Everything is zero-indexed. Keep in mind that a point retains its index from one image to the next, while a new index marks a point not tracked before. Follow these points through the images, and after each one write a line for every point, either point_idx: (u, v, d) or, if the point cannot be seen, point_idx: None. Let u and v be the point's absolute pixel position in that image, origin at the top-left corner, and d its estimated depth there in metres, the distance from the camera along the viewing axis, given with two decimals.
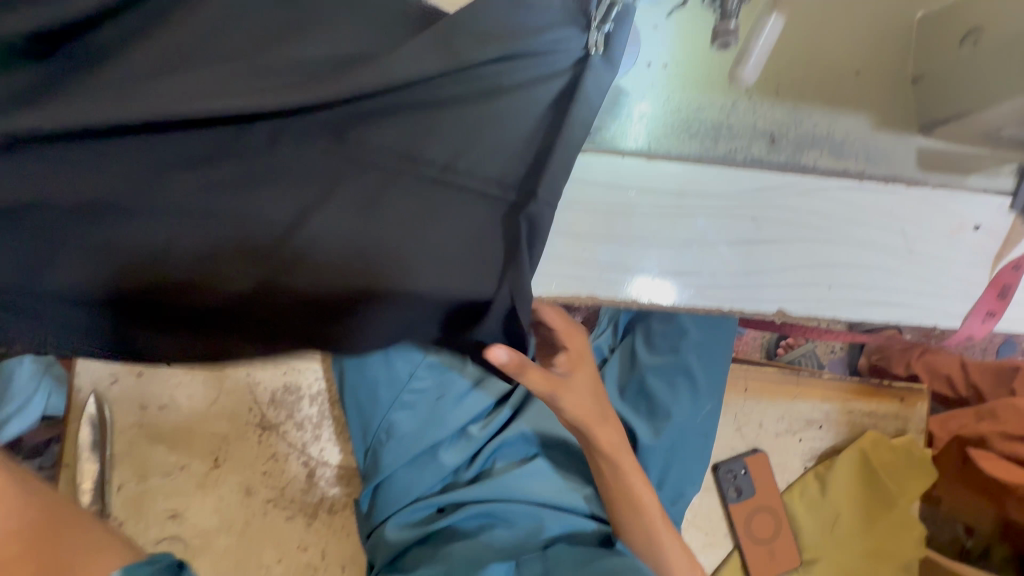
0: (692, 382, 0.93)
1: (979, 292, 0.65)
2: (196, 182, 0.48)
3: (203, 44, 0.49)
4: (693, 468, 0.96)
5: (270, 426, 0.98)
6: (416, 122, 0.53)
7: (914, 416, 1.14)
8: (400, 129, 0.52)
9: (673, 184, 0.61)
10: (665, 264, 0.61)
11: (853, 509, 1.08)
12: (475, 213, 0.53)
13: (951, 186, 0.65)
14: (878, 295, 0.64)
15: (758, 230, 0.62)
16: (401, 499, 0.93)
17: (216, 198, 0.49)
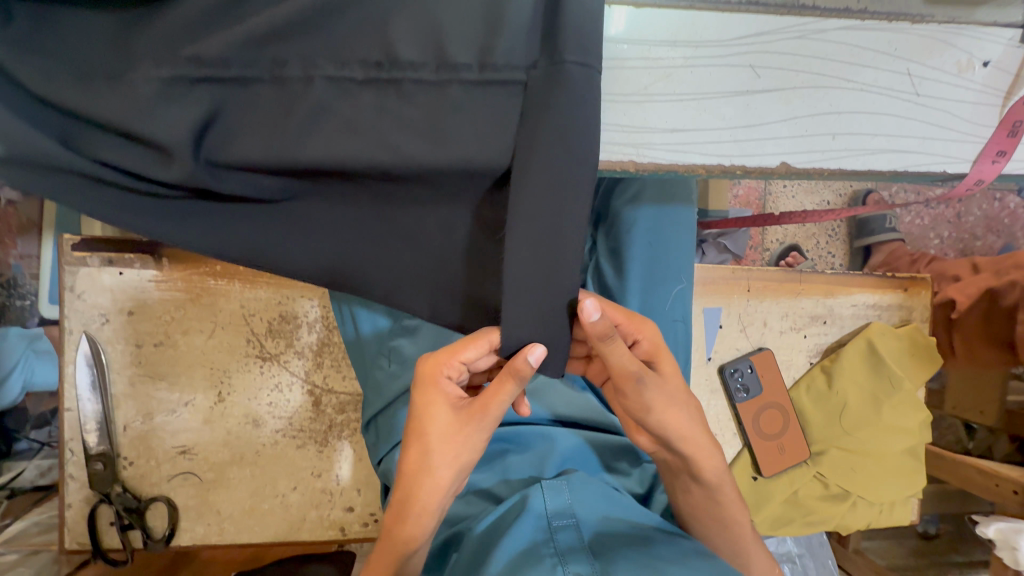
0: (654, 275, 0.94)
1: (987, 133, 0.62)
2: (230, 94, 0.52)
3: None
4: (678, 356, 0.99)
5: (270, 356, 0.96)
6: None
7: (918, 304, 1.14)
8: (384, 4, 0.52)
9: (666, 33, 0.57)
10: (665, 121, 0.58)
11: (860, 398, 1.07)
12: (503, 99, 0.54)
13: (959, 20, 0.61)
14: (885, 141, 0.61)
15: (757, 79, 0.59)
16: None
17: (256, 109, 0.53)
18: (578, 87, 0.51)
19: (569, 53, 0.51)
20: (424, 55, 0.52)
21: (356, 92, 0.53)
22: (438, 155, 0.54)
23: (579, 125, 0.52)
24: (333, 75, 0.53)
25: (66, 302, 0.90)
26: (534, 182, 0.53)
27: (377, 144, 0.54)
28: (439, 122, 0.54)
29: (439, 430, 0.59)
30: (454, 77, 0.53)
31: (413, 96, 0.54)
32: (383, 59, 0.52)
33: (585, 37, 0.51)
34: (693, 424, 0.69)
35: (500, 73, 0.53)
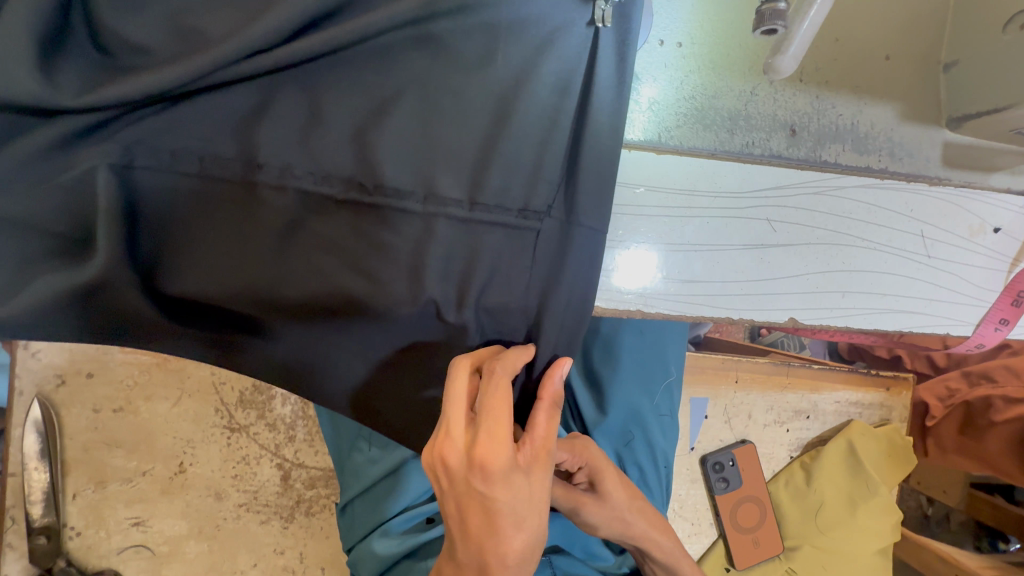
0: (645, 370, 0.86)
1: (991, 299, 0.62)
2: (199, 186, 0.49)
3: (168, 44, 0.44)
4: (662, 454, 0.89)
5: (239, 427, 0.91)
6: (411, 124, 0.50)
7: (899, 404, 1.15)
8: (396, 132, 0.49)
9: (684, 181, 0.55)
10: (676, 269, 0.56)
11: (837, 498, 1.08)
12: (498, 240, 0.52)
13: (973, 185, 0.60)
14: (892, 301, 0.60)
15: (774, 232, 0.57)
16: (383, 510, 0.85)
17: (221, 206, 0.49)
18: (584, 246, 0.52)
19: (585, 217, 0.52)
20: (412, 182, 0.50)
21: (332, 211, 0.51)
22: (418, 289, 0.52)
23: (574, 282, 0.53)
24: (310, 189, 0.50)
25: (20, 360, 0.83)
26: (528, 320, 0.54)
27: (353, 267, 0.52)
28: (421, 258, 0.52)
29: (525, 492, 0.43)
30: (439, 212, 0.51)
31: (395, 224, 0.51)
32: (365, 180, 0.50)
33: (603, 201, 0.52)
34: (642, 523, 0.76)
35: (489, 213, 0.52)
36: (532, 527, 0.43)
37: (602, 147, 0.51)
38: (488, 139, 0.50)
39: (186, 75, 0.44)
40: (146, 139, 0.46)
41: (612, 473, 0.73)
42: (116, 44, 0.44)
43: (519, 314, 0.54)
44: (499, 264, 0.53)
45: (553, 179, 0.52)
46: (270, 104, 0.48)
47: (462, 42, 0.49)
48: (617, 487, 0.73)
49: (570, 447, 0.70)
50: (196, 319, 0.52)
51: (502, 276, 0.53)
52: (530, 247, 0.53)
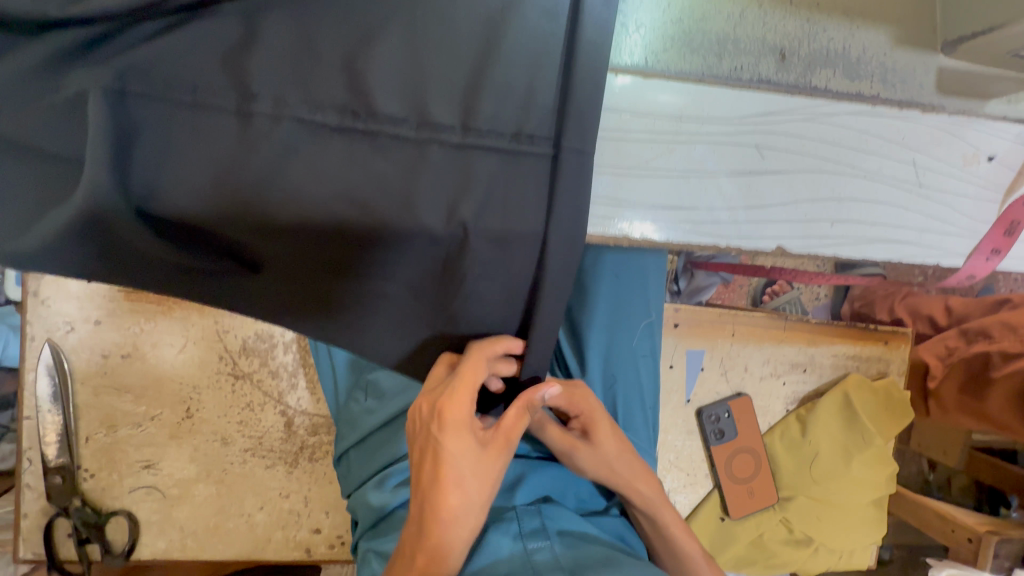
0: (623, 314, 0.89)
1: (985, 229, 0.62)
2: (192, 116, 0.47)
3: None
4: (641, 392, 0.94)
5: (243, 374, 0.94)
6: (402, 45, 0.49)
7: (896, 358, 1.15)
8: (386, 54, 0.49)
9: (673, 106, 0.55)
10: (661, 197, 0.56)
11: (831, 449, 1.09)
12: (492, 166, 0.52)
13: (968, 113, 0.60)
14: (883, 231, 0.60)
15: (762, 159, 0.57)
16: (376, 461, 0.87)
17: (213, 134, 0.48)
18: (570, 174, 0.51)
19: (568, 140, 0.50)
20: (405, 110, 0.50)
21: (328, 138, 0.49)
22: (412, 217, 0.51)
23: (563, 214, 0.51)
24: (304, 117, 0.48)
25: (31, 306, 0.86)
26: (529, 255, 0.54)
27: (345, 196, 0.51)
28: (414, 183, 0.51)
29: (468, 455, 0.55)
30: (434, 138, 0.51)
31: (389, 152, 0.50)
32: (360, 108, 0.49)
33: (586, 124, 0.50)
34: (633, 467, 0.78)
35: (482, 138, 0.51)
36: (468, 489, 0.55)
37: (587, 69, 0.49)
38: (479, 62, 0.50)
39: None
40: (132, 59, 0.45)
41: (606, 425, 0.75)
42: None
43: (515, 246, 0.53)
44: (496, 194, 0.52)
45: (548, 104, 0.51)
46: (259, 29, 0.47)
47: None
48: (609, 438, 0.75)
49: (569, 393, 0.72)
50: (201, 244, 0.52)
51: (503, 206, 0.52)
52: (535, 176, 0.52)
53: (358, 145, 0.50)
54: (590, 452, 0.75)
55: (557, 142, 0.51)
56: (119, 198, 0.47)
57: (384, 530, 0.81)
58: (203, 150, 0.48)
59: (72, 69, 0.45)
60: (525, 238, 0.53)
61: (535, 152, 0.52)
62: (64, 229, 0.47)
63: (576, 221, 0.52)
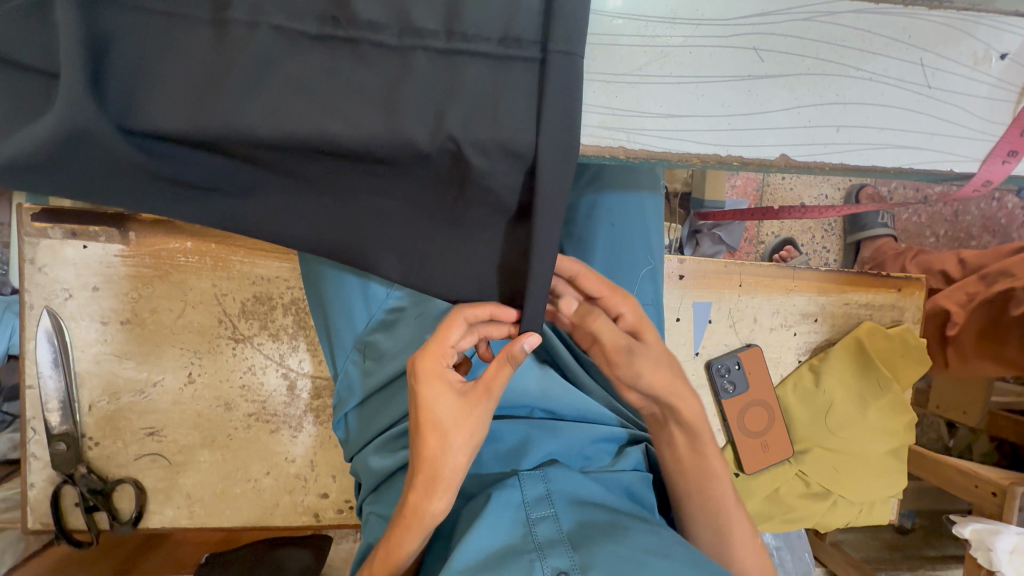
0: (624, 261, 0.86)
1: (999, 131, 0.59)
2: (169, 30, 0.47)
3: None
4: None
5: (243, 337, 0.92)
6: None
7: (911, 305, 1.12)
8: None
9: (665, 9, 0.53)
10: (659, 105, 0.54)
11: (846, 397, 1.06)
12: (479, 74, 0.49)
13: (978, 8, 0.57)
14: (891, 136, 0.58)
15: (760, 62, 0.54)
16: (376, 425, 0.85)
17: (190, 47, 0.47)
18: (559, 76, 0.49)
19: (555, 42, 0.48)
20: (386, 14, 0.47)
21: (307, 48, 0.48)
22: (400, 130, 0.49)
23: (554, 120, 0.49)
24: (282, 25, 0.47)
25: (28, 275, 0.86)
26: (520, 169, 0.52)
27: (326, 109, 0.49)
28: (399, 93, 0.49)
29: (448, 402, 0.64)
30: (417, 44, 0.48)
31: (371, 61, 0.48)
32: (339, 13, 0.47)
33: (574, 23, 0.48)
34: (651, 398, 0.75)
35: (469, 44, 0.48)
36: (445, 432, 0.63)
37: None
38: None
39: None
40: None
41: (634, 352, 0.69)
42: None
43: (509, 158, 0.51)
44: (486, 103, 0.50)
45: (534, 5, 0.49)
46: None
47: None
48: (638, 367, 0.70)
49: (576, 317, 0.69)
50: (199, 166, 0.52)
51: (491, 115, 0.50)
52: (525, 84, 0.50)
53: (337, 57, 0.48)
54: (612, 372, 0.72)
55: (545, 45, 0.49)
56: (95, 109, 0.46)
57: (387, 493, 0.80)
58: (180, 65, 0.47)
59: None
60: (519, 149, 0.51)
61: (523, 58, 0.49)
62: (42, 142, 0.47)
63: (567, 126, 0.50)
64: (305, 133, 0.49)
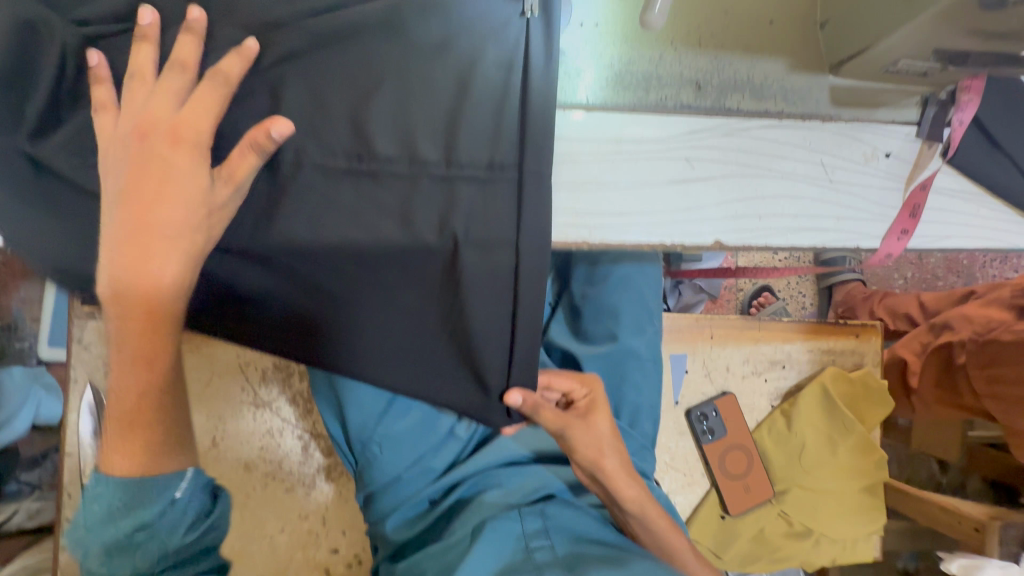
0: (630, 316, 0.97)
1: (894, 213, 0.72)
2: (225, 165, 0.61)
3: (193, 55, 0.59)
4: (646, 388, 0.98)
5: (263, 402, 1.02)
6: (391, 101, 0.62)
7: (870, 349, 1.22)
8: (378, 108, 0.62)
9: (613, 132, 0.67)
10: (614, 206, 0.67)
11: (818, 439, 1.14)
12: (466, 190, 0.63)
13: (862, 119, 0.72)
14: (806, 221, 0.71)
15: (692, 169, 0.69)
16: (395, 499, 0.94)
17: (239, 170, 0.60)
18: (531, 191, 0.62)
19: (527, 165, 0.62)
20: (396, 150, 0.62)
21: (339, 177, 0.63)
22: (413, 233, 0.63)
23: (529, 222, 0.62)
24: (320, 162, 0.62)
25: (74, 354, 0.97)
26: (503, 259, 0.64)
27: (353, 219, 0.63)
28: (408, 207, 0.63)
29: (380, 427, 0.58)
30: (421, 171, 0.63)
31: (386, 183, 0.63)
32: (360, 151, 0.62)
33: (542, 151, 0.62)
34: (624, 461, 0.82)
35: (463, 170, 0.63)
36: None
37: (538, 109, 0.62)
38: (451, 109, 0.63)
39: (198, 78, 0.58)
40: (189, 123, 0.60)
41: (604, 409, 0.82)
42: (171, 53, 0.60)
43: (499, 252, 0.63)
44: (477, 211, 0.63)
45: (509, 136, 0.63)
46: (288, 95, 0.62)
47: (417, 32, 0.62)
48: (605, 422, 0.81)
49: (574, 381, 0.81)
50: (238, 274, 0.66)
51: (477, 219, 0.63)
52: (505, 195, 0.63)
53: (360, 182, 0.63)
54: (583, 429, 0.79)
55: (519, 166, 0.63)
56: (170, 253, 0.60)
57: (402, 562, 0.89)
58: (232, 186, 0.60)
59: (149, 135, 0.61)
60: (502, 245, 0.63)
61: (502, 177, 0.63)
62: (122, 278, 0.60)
63: (537, 225, 0.62)
64: (335, 240, 0.63)
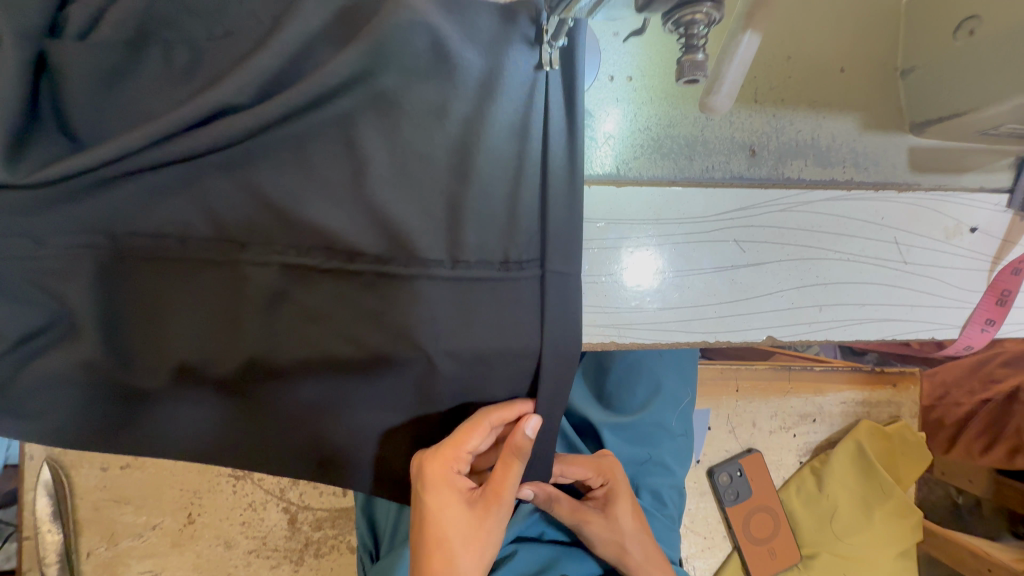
0: (662, 386, 0.86)
1: (977, 299, 0.61)
2: (166, 260, 0.48)
3: (116, 123, 0.45)
4: (675, 462, 0.88)
5: (243, 473, 0.92)
6: (381, 186, 0.48)
7: (908, 400, 1.12)
8: (362, 193, 0.48)
9: (650, 211, 0.55)
10: (648, 301, 0.56)
11: (851, 501, 1.06)
12: (478, 292, 0.50)
13: (944, 187, 0.60)
14: (873, 311, 0.60)
15: (741, 252, 0.57)
16: None
17: (188, 253, 0.48)
18: (558, 294, 0.50)
19: (553, 261, 0.50)
20: (388, 241, 0.49)
21: (315, 279, 0.49)
22: (407, 346, 0.50)
23: (556, 331, 0.50)
24: (290, 262, 0.49)
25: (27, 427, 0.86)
26: (521, 373, 0.52)
27: (340, 334, 0.50)
28: (405, 317, 0.49)
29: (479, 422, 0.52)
30: (423, 273, 0.49)
31: (375, 286, 0.49)
32: (342, 246, 0.49)
33: (570, 246, 0.50)
34: None
35: (472, 270, 0.50)
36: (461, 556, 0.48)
37: (563, 191, 0.50)
38: (455, 192, 0.49)
39: (111, 157, 0.44)
40: (120, 214, 0.46)
41: (627, 501, 0.72)
42: (76, 115, 0.44)
43: (514, 367, 0.51)
44: (485, 316, 0.50)
45: (528, 224, 0.50)
46: (255, 178, 0.48)
47: (410, 93, 0.48)
48: (628, 514, 0.72)
49: (595, 465, 0.72)
50: (190, 399, 0.52)
51: (489, 331, 0.50)
52: (525, 297, 0.50)
53: (343, 286, 0.49)
54: (602, 523, 0.71)
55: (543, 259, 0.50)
56: (116, 363, 0.49)
57: None
58: (186, 285, 0.49)
59: (65, 237, 0.46)
60: (523, 359, 0.51)
61: (523, 277, 0.50)
62: (52, 383, 0.49)
63: (563, 332, 0.50)
64: (315, 357, 0.51)
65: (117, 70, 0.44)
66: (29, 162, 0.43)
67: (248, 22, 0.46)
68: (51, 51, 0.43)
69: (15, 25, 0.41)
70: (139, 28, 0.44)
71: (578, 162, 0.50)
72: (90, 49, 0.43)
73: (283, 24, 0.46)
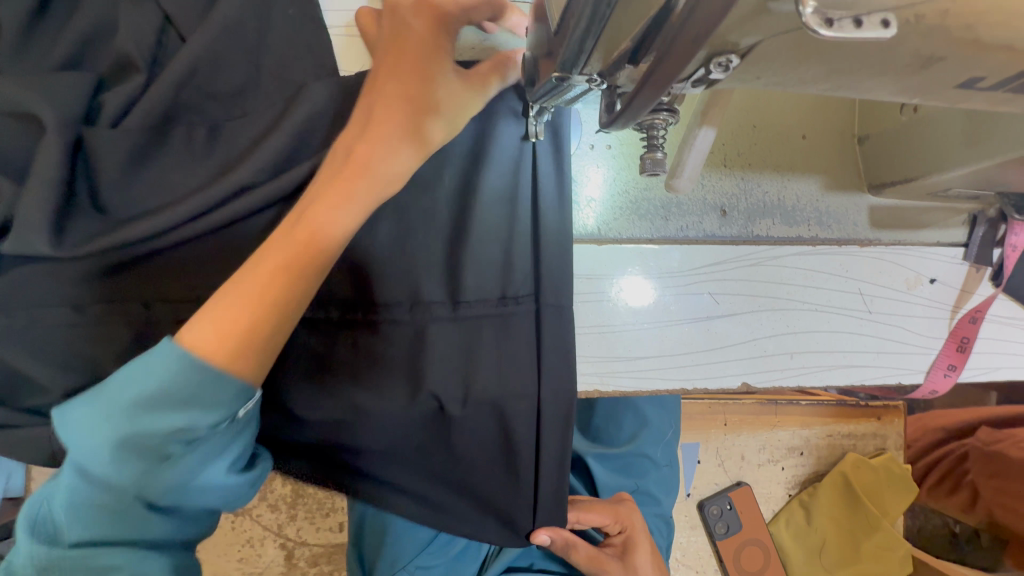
0: (648, 421, 0.89)
1: (939, 345, 0.65)
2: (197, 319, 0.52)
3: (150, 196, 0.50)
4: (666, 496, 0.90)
5: (242, 509, 0.94)
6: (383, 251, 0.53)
7: (892, 433, 1.14)
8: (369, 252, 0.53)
9: (630, 267, 0.60)
10: (634, 349, 0.60)
11: (839, 533, 1.08)
12: (484, 335, 0.53)
13: (902, 242, 0.64)
14: (841, 358, 0.63)
15: (716, 304, 0.61)
16: None
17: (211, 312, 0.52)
18: (553, 327, 0.53)
19: (549, 296, 0.54)
20: (399, 290, 0.53)
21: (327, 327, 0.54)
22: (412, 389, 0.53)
23: (554, 367, 0.53)
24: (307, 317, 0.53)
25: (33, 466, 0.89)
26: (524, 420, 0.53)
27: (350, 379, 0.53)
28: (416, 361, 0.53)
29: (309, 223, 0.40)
30: (429, 315, 0.53)
31: (383, 335, 0.53)
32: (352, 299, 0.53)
33: (561, 281, 0.54)
34: None
35: (474, 308, 0.53)
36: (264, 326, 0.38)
37: (556, 242, 0.54)
38: (453, 249, 0.54)
39: (147, 228, 0.48)
40: (153, 278, 0.51)
41: (645, 546, 0.75)
42: (112, 193, 0.49)
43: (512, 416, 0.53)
44: (484, 355, 0.53)
45: (524, 265, 0.54)
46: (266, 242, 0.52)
47: None
48: (647, 563, 0.74)
49: (613, 511, 0.75)
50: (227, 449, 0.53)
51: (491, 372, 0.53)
52: (528, 328, 0.54)
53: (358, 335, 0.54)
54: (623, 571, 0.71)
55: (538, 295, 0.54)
56: None
57: None
58: None
59: (101, 304, 0.50)
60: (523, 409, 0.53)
61: (520, 311, 0.54)
62: None
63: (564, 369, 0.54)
64: (326, 404, 0.53)
65: (146, 150, 0.49)
66: (72, 236, 0.47)
67: (264, 105, 0.52)
68: (88, 138, 0.48)
69: (58, 115, 0.46)
70: (165, 114, 0.50)
71: (568, 214, 0.55)
72: (120, 135, 0.48)
73: (294, 104, 0.51)
